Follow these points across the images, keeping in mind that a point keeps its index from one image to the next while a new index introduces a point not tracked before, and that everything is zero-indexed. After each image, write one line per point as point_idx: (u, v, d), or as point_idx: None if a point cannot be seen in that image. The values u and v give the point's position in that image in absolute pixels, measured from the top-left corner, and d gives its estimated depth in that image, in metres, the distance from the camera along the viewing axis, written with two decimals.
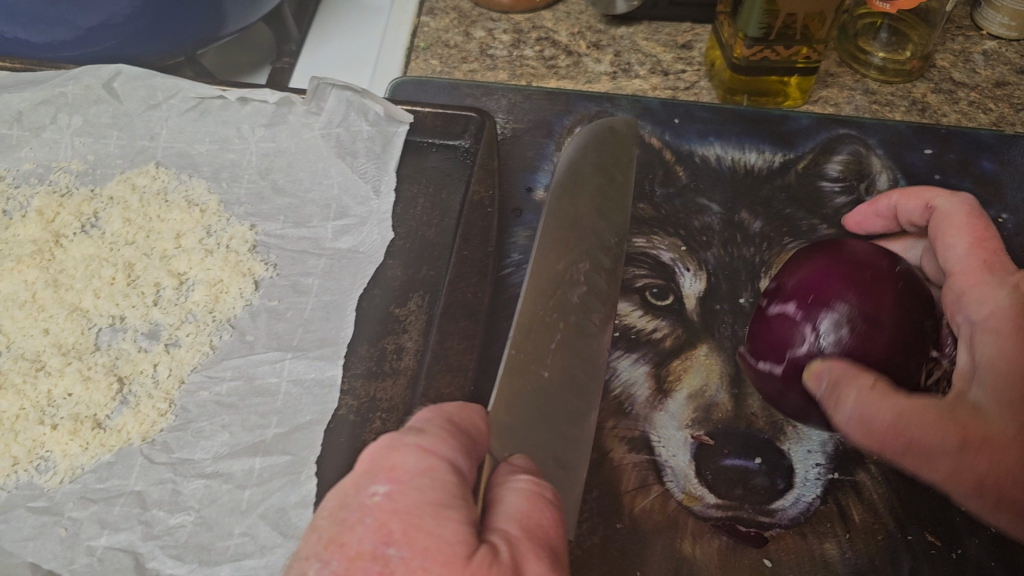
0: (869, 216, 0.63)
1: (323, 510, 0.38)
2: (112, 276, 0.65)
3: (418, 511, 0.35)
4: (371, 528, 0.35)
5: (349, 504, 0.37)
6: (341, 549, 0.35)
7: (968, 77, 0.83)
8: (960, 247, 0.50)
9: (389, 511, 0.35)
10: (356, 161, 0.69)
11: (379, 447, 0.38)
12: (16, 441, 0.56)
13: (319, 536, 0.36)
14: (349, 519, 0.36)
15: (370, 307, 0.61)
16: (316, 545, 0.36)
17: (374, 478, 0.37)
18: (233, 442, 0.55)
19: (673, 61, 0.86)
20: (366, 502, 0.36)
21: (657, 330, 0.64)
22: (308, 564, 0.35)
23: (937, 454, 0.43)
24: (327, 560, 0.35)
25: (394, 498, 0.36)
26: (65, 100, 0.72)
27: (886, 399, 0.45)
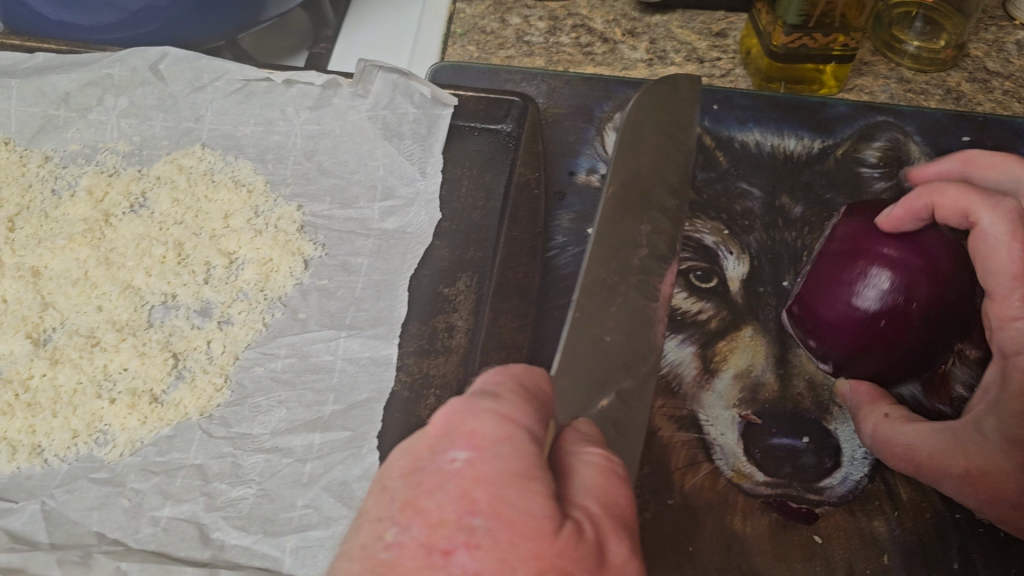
0: (907, 217, 0.57)
1: (391, 470, 0.33)
2: (162, 255, 0.65)
3: (504, 479, 0.31)
4: (453, 496, 0.30)
5: (424, 466, 0.32)
6: (420, 514, 0.30)
7: (1002, 67, 0.82)
8: (1004, 276, 0.50)
9: (472, 478, 0.31)
10: (402, 143, 0.70)
11: (457, 407, 0.34)
12: (75, 415, 0.56)
13: (390, 498, 0.32)
14: (426, 483, 0.31)
15: (419, 287, 0.62)
16: (387, 508, 0.31)
17: (452, 443, 0.32)
18: (291, 417, 0.56)
19: (708, 49, 0.85)
20: (444, 467, 0.32)
21: (703, 311, 0.64)
22: (381, 528, 0.31)
23: (949, 480, 0.50)
24: (405, 527, 0.30)
25: (476, 465, 0.31)
26: (112, 82, 0.73)
27: (897, 431, 0.52)
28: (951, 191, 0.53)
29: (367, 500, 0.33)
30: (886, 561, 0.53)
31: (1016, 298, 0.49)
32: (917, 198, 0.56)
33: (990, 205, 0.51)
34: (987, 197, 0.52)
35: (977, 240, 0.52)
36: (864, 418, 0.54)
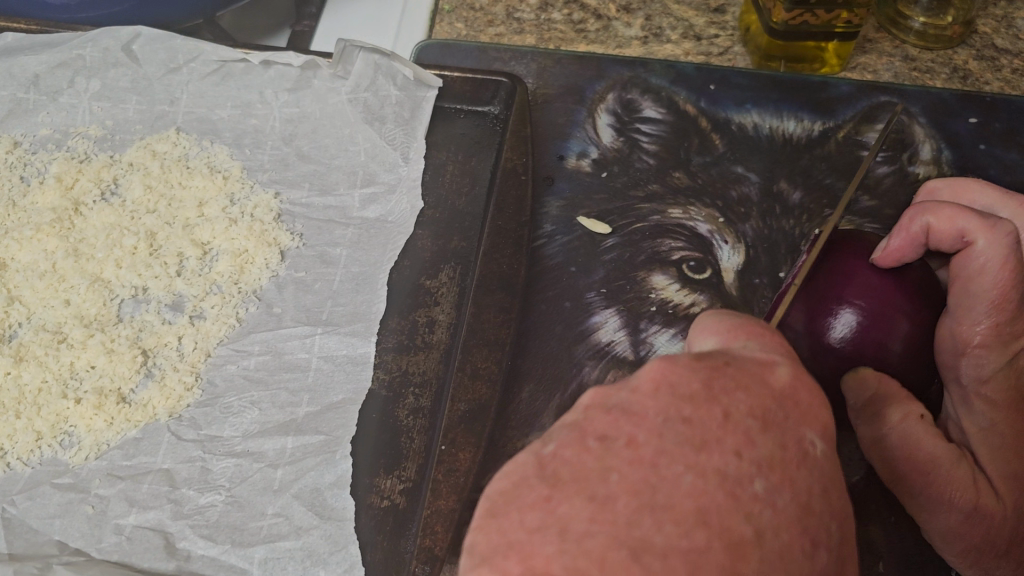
0: (908, 244, 0.51)
1: (724, 391, 0.26)
2: (134, 245, 0.63)
3: (841, 495, 0.27)
4: (818, 485, 0.25)
5: (781, 424, 0.26)
6: (792, 485, 0.25)
7: (1011, 44, 0.79)
8: (981, 301, 0.49)
9: (826, 478, 0.26)
10: (384, 127, 0.68)
11: (787, 378, 0.28)
12: (39, 416, 0.54)
13: (743, 435, 0.25)
14: (792, 449, 0.26)
15: (399, 279, 0.59)
16: (748, 447, 0.25)
17: (805, 423, 0.27)
18: (263, 419, 0.53)
19: (705, 26, 0.81)
20: (802, 445, 0.26)
21: (695, 304, 0.62)
22: (743, 467, 0.24)
23: (949, 506, 0.46)
24: (779, 489, 0.24)
25: (826, 461, 0.27)
26: (83, 63, 0.70)
27: (931, 438, 0.47)
28: (945, 210, 0.50)
29: (686, 410, 0.25)
30: (880, 568, 0.50)
31: (983, 329, 0.49)
32: (910, 221, 0.51)
33: (988, 227, 0.49)
34: (984, 217, 0.49)
35: (966, 262, 0.50)
36: (897, 410, 0.48)
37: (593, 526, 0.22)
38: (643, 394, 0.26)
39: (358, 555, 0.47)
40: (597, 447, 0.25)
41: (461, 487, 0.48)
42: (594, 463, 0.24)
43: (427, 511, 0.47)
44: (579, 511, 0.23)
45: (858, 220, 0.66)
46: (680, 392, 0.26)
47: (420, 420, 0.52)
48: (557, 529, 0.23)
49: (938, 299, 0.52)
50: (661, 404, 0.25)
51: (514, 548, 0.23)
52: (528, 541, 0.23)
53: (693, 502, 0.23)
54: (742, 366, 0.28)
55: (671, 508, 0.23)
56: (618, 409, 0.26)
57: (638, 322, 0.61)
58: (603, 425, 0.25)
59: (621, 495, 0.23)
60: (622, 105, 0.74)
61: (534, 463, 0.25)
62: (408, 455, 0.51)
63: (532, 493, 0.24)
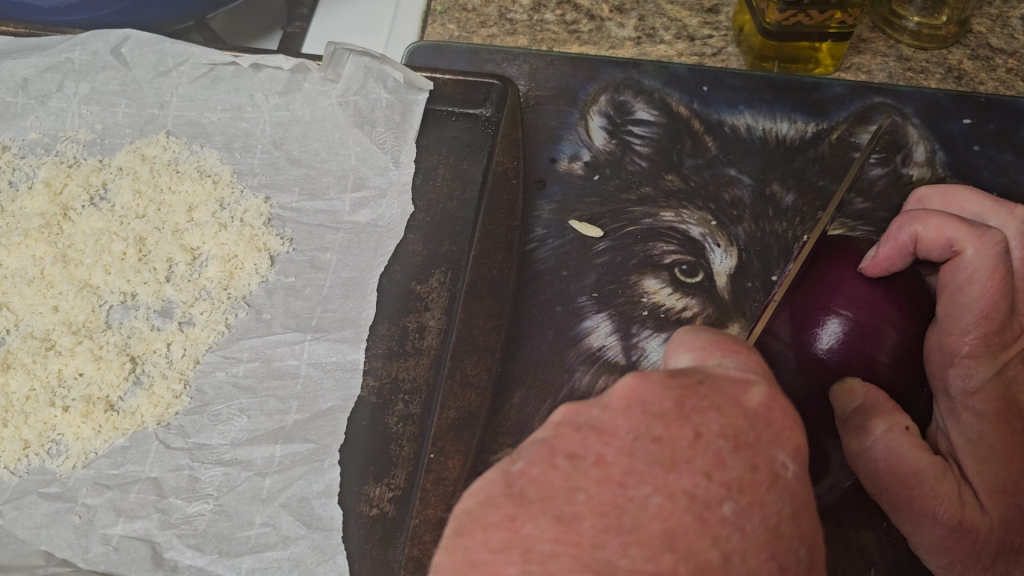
0: (896, 254, 0.51)
1: (695, 411, 0.26)
2: (122, 251, 0.63)
3: (814, 518, 0.26)
4: (789, 508, 0.25)
5: (753, 444, 0.25)
6: (762, 508, 0.24)
7: (1006, 44, 0.78)
8: (970, 312, 0.49)
9: (797, 500, 0.25)
10: (375, 130, 0.67)
11: (761, 398, 0.27)
12: (27, 424, 0.54)
13: (713, 457, 0.24)
14: (764, 471, 0.25)
15: (389, 285, 0.59)
16: (718, 469, 0.24)
17: (779, 443, 0.26)
18: (252, 427, 0.53)
19: (699, 26, 0.81)
20: (774, 467, 0.25)
21: (687, 308, 0.61)
22: (712, 489, 0.24)
23: (933, 520, 0.46)
24: (747, 513, 0.24)
25: (798, 483, 0.26)
26: (72, 67, 0.70)
27: (915, 452, 0.47)
28: (933, 219, 0.50)
29: (657, 429, 0.25)
30: None
31: (972, 340, 0.48)
32: (898, 231, 0.51)
33: (975, 237, 0.49)
34: (971, 227, 0.50)
35: (954, 272, 0.50)
36: (881, 422, 0.48)
37: (558, 548, 0.22)
38: (614, 412, 0.26)
39: (346, 564, 0.47)
40: (566, 465, 0.24)
41: (450, 495, 0.48)
42: (561, 483, 0.24)
43: (415, 521, 0.47)
44: (545, 531, 0.22)
45: (851, 223, 0.66)
46: (652, 412, 0.25)
47: (409, 427, 0.52)
48: (522, 550, 0.22)
49: (926, 309, 0.52)
50: (632, 422, 0.25)
51: (477, 568, 0.22)
52: (491, 562, 0.22)
53: (661, 524, 0.22)
54: (715, 384, 0.27)
55: (637, 530, 0.22)
56: (590, 426, 0.25)
57: (630, 326, 0.61)
58: (574, 443, 0.25)
59: (587, 515, 0.23)
60: (615, 106, 0.73)
61: (501, 480, 0.25)
62: (397, 463, 0.51)
63: (497, 512, 0.23)
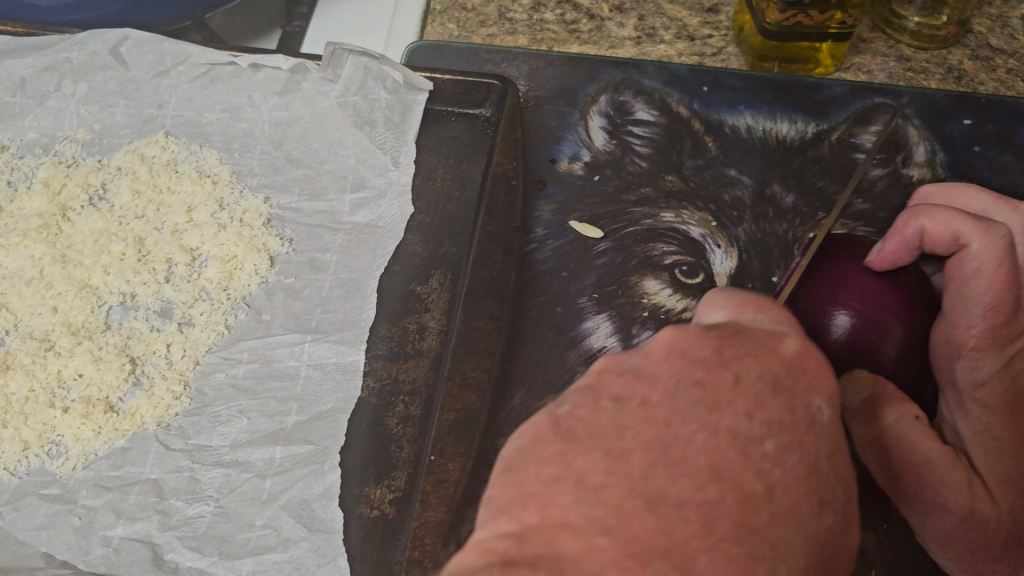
0: (902, 248, 0.51)
1: (734, 358, 0.28)
2: (122, 252, 0.62)
3: (845, 460, 0.28)
4: (824, 446, 0.27)
5: (791, 389, 0.27)
6: (799, 445, 0.26)
7: (1006, 44, 0.78)
8: (977, 304, 0.48)
9: (829, 440, 0.27)
10: (374, 131, 0.67)
11: (795, 349, 0.29)
12: (26, 426, 0.54)
13: (754, 398, 0.27)
14: (801, 413, 0.27)
15: (389, 285, 0.59)
16: (757, 409, 0.26)
17: (813, 389, 0.28)
18: (251, 429, 0.53)
19: (699, 26, 0.81)
20: (810, 410, 0.27)
21: (688, 309, 0.61)
22: (753, 428, 0.26)
23: (945, 509, 0.46)
24: (787, 450, 0.26)
25: (831, 425, 0.28)
26: (70, 67, 0.70)
27: (926, 441, 0.47)
28: (939, 213, 0.50)
29: (697, 374, 0.27)
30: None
31: (980, 332, 0.48)
32: (905, 225, 0.51)
33: (982, 229, 0.49)
34: (977, 220, 0.49)
35: (961, 265, 0.50)
36: (892, 411, 0.47)
37: (610, 478, 0.25)
38: (655, 359, 0.28)
39: (347, 567, 0.47)
40: (611, 406, 0.27)
41: (451, 498, 0.48)
42: (608, 421, 0.26)
43: (416, 523, 0.47)
44: (595, 463, 0.25)
45: (852, 224, 0.66)
46: (693, 359, 0.28)
47: (409, 429, 0.52)
48: (574, 481, 0.25)
49: (933, 304, 0.52)
50: (673, 369, 0.28)
51: (531, 498, 0.25)
52: (546, 493, 0.25)
53: (706, 458, 0.25)
54: (750, 339, 0.29)
55: (685, 464, 0.25)
56: (632, 372, 0.28)
57: (630, 327, 0.61)
58: (618, 388, 0.28)
59: (636, 450, 0.25)
60: (615, 107, 0.73)
61: (551, 420, 0.28)
62: (398, 464, 0.51)
63: (549, 448, 0.26)
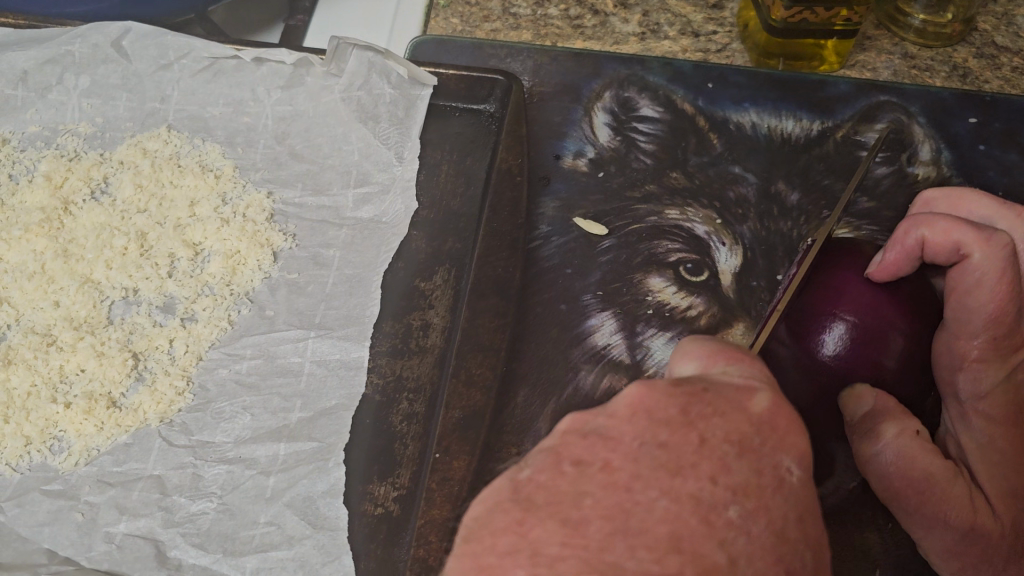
0: (903, 258, 0.51)
1: (700, 417, 0.25)
2: (124, 246, 0.62)
3: (821, 528, 0.25)
4: (793, 510, 0.24)
5: (757, 451, 0.25)
6: (765, 510, 0.23)
7: (1011, 42, 0.78)
8: (979, 315, 0.48)
9: (802, 505, 0.24)
10: (378, 126, 0.67)
11: (765, 406, 0.26)
12: (28, 421, 0.54)
13: (719, 461, 0.24)
14: (768, 475, 0.24)
15: (393, 282, 0.58)
16: (723, 473, 0.23)
17: (782, 449, 0.25)
18: (255, 425, 0.53)
19: (703, 22, 0.80)
20: (778, 471, 0.24)
21: (692, 307, 0.61)
22: (717, 493, 0.23)
23: (946, 524, 0.46)
24: (752, 516, 0.23)
25: (803, 488, 0.25)
26: (71, 59, 0.69)
27: (927, 456, 0.47)
28: (939, 223, 0.50)
29: (662, 435, 0.24)
30: None
31: (982, 344, 0.48)
32: (905, 235, 0.51)
33: (983, 240, 0.49)
34: (978, 230, 0.49)
35: (962, 275, 0.49)
36: (893, 426, 0.47)
37: (565, 550, 0.21)
38: (619, 419, 0.25)
39: (351, 565, 0.47)
40: (571, 470, 0.24)
41: (456, 495, 0.48)
42: (568, 487, 0.23)
43: (420, 521, 0.47)
44: (552, 532, 0.22)
45: (856, 223, 0.66)
46: (656, 418, 0.25)
47: (414, 426, 0.52)
48: (529, 553, 0.21)
49: (933, 313, 0.51)
50: (637, 429, 0.25)
51: (487, 571, 0.21)
52: (500, 564, 0.21)
53: (667, 527, 0.22)
54: (720, 393, 0.27)
55: (644, 533, 0.22)
56: (596, 435, 0.25)
57: (634, 325, 0.60)
58: (581, 453, 0.24)
59: (593, 518, 0.22)
60: (620, 103, 0.73)
61: (508, 485, 0.24)
62: (402, 462, 0.50)
63: (505, 516, 0.23)
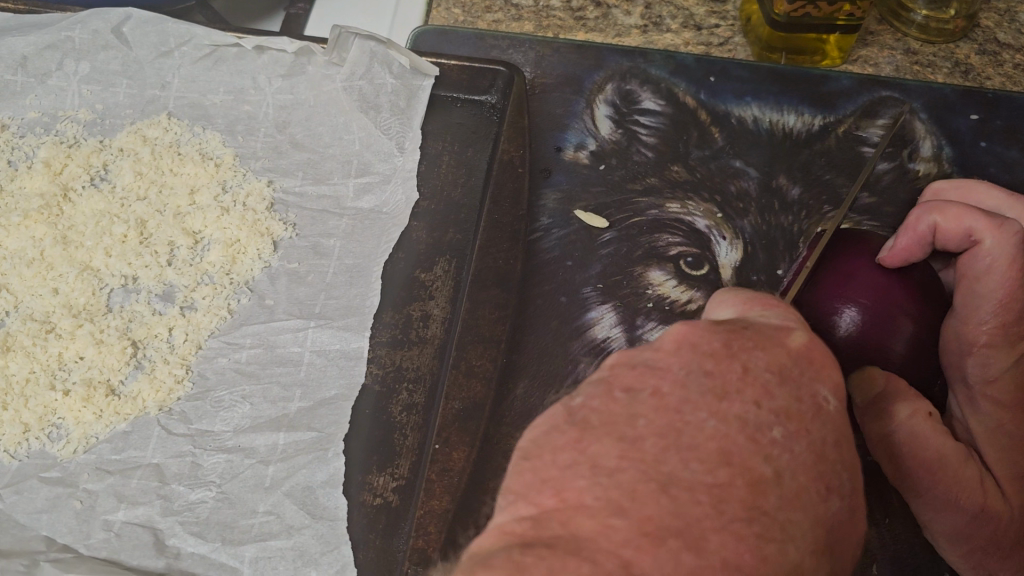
0: (915, 245, 0.51)
1: (741, 350, 0.29)
2: (123, 234, 0.62)
3: (853, 452, 0.29)
4: (830, 435, 0.28)
5: (797, 379, 0.28)
6: (806, 435, 0.27)
7: (1014, 39, 0.77)
8: (988, 301, 0.48)
9: (837, 430, 0.28)
10: (379, 116, 0.67)
11: (804, 343, 0.30)
12: (26, 408, 0.53)
13: (762, 388, 0.28)
14: (807, 402, 0.28)
15: (393, 272, 0.58)
16: (766, 398, 0.27)
17: (819, 381, 0.29)
18: (254, 414, 0.53)
19: (706, 15, 0.80)
20: (817, 400, 0.28)
21: (692, 301, 0.61)
22: (762, 416, 0.27)
23: (957, 507, 0.46)
24: (794, 436, 0.27)
25: (838, 414, 0.29)
26: (71, 45, 0.69)
27: (939, 437, 0.47)
28: (952, 209, 0.50)
29: (708, 364, 0.28)
30: (873, 569, 0.50)
31: (992, 329, 0.48)
32: (918, 221, 0.51)
33: (995, 226, 0.49)
34: (991, 217, 0.49)
35: (973, 262, 0.50)
36: (906, 407, 0.47)
37: (623, 462, 0.26)
38: (666, 352, 0.29)
39: (350, 555, 0.47)
40: (623, 397, 0.28)
41: (456, 487, 0.48)
42: (621, 410, 0.27)
43: (420, 512, 0.47)
44: (610, 447, 0.26)
45: (857, 218, 0.66)
46: (701, 351, 0.29)
47: (413, 416, 0.52)
48: (588, 465, 0.26)
49: (943, 300, 0.52)
50: (684, 360, 0.28)
51: (547, 483, 0.26)
52: (559, 478, 0.26)
53: (716, 444, 0.26)
54: (759, 330, 0.31)
55: (696, 448, 0.26)
56: (645, 365, 0.29)
57: (634, 318, 0.60)
58: (630, 380, 0.28)
59: (648, 436, 0.26)
60: (621, 96, 0.73)
61: (563, 411, 0.28)
62: (401, 452, 0.50)
63: (564, 436, 0.27)
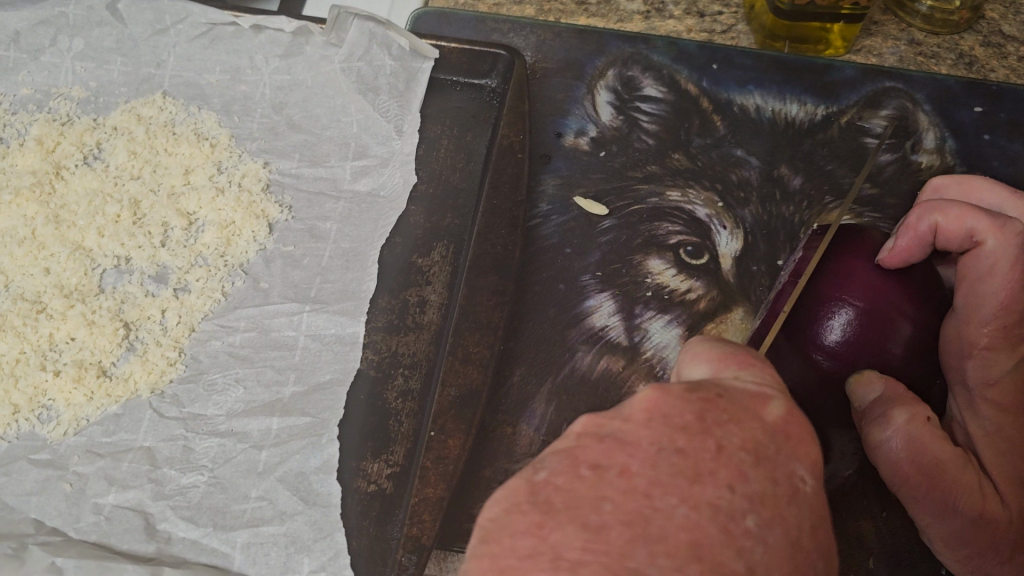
0: (915, 245, 0.50)
1: (716, 423, 0.25)
2: (117, 213, 0.61)
3: (831, 539, 0.25)
4: (809, 520, 0.24)
5: (773, 459, 0.25)
6: (783, 522, 0.23)
7: (1019, 32, 0.77)
8: (990, 303, 0.48)
9: (814, 514, 0.25)
10: (378, 98, 0.66)
11: (780, 414, 0.27)
12: (16, 388, 0.53)
13: (736, 469, 0.24)
14: (783, 485, 0.24)
15: (390, 257, 0.58)
16: (741, 481, 0.24)
17: (796, 458, 0.26)
18: (248, 398, 0.52)
19: (709, 2, 0.79)
20: (793, 481, 0.25)
21: (691, 291, 0.60)
22: (735, 501, 0.23)
23: (953, 512, 0.45)
24: (769, 526, 0.23)
25: (815, 494, 0.25)
26: (65, 21, 0.68)
27: (936, 442, 0.46)
28: (953, 210, 0.50)
29: (679, 441, 0.24)
30: (869, 563, 0.50)
31: (991, 332, 0.48)
32: (917, 221, 0.50)
33: (997, 226, 0.48)
34: (993, 217, 0.49)
35: (975, 262, 0.49)
36: (902, 412, 0.47)
37: (585, 555, 0.21)
38: (635, 425, 0.25)
39: (343, 542, 0.47)
40: (588, 474, 0.24)
41: (451, 474, 0.47)
42: (585, 492, 0.23)
43: (414, 499, 0.47)
44: (574, 538, 0.22)
45: (858, 210, 0.65)
46: (672, 423, 0.25)
47: (409, 403, 0.51)
48: (550, 557, 0.22)
49: (943, 301, 0.51)
50: (655, 434, 0.25)
51: (504, 573, 0.22)
52: (517, 568, 0.22)
53: (688, 535, 0.22)
54: (734, 397, 0.27)
55: (664, 540, 0.22)
56: (612, 438, 0.25)
57: (633, 307, 0.60)
58: (597, 454, 0.24)
59: (615, 524, 0.22)
60: (623, 82, 0.72)
61: (525, 487, 0.24)
62: (396, 439, 0.50)
63: (523, 519, 0.23)
